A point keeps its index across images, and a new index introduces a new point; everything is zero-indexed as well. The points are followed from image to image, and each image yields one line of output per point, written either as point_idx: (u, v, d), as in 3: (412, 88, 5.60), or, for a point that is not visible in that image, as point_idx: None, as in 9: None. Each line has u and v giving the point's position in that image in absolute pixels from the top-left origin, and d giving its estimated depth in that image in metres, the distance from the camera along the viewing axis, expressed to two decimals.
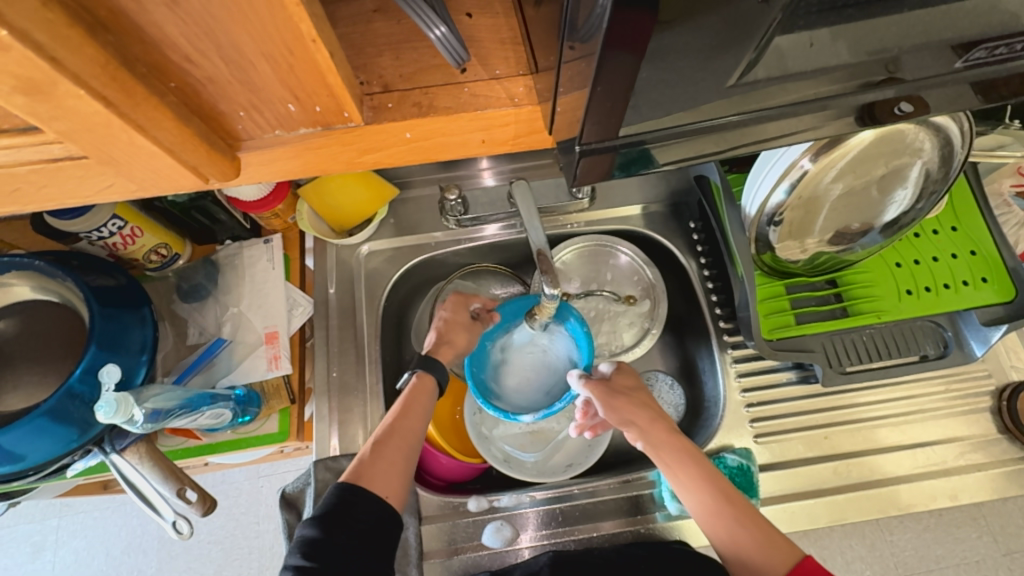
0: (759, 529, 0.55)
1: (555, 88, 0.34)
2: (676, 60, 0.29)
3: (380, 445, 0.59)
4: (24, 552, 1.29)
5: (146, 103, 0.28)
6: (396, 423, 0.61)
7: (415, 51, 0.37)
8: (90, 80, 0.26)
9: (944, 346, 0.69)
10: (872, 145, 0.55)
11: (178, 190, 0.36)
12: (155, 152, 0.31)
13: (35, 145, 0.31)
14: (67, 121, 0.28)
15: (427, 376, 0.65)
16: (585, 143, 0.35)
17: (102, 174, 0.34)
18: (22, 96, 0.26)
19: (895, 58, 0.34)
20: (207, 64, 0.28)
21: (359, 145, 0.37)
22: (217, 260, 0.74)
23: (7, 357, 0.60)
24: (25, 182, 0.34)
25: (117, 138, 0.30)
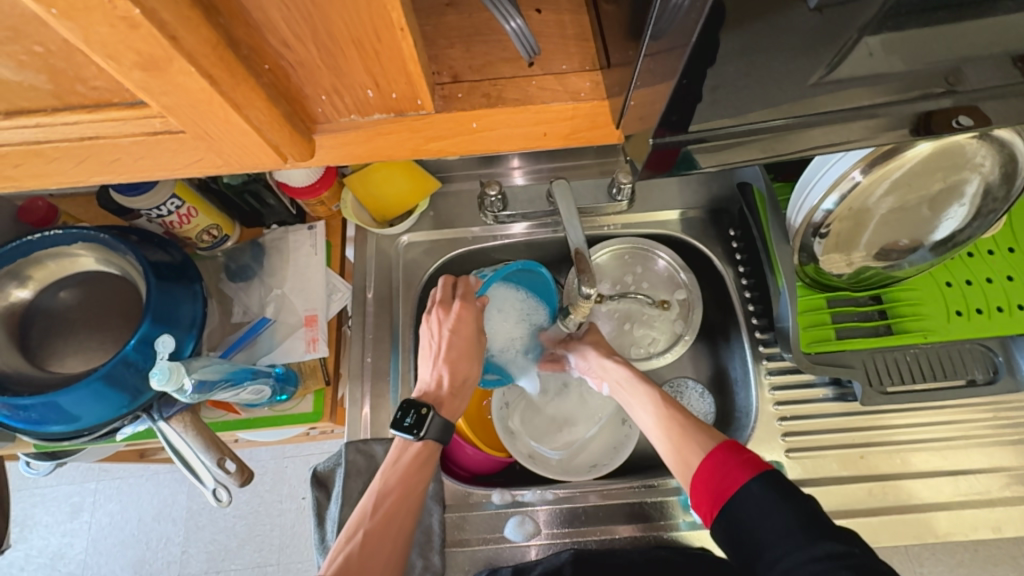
0: (688, 427, 0.60)
1: (629, 85, 0.35)
2: (752, 60, 0.30)
3: (372, 535, 0.55)
4: (63, 512, 1.36)
5: (244, 84, 0.30)
6: (393, 509, 0.57)
7: (485, 43, 0.38)
8: (200, 59, 0.27)
9: (993, 371, 0.66)
10: (931, 159, 0.54)
11: (256, 167, 0.38)
12: (246, 130, 0.33)
13: (138, 119, 0.33)
14: (174, 97, 0.29)
15: (431, 443, 0.62)
16: (660, 138, 0.35)
17: (193, 149, 0.36)
18: (139, 71, 0.27)
19: (970, 69, 0.33)
20: (301, 49, 0.30)
21: (426, 134, 0.38)
22: (264, 243, 0.77)
23: (69, 324, 0.64)
24: (122, 153, 0.36)
25: (214, 115, 0.31)
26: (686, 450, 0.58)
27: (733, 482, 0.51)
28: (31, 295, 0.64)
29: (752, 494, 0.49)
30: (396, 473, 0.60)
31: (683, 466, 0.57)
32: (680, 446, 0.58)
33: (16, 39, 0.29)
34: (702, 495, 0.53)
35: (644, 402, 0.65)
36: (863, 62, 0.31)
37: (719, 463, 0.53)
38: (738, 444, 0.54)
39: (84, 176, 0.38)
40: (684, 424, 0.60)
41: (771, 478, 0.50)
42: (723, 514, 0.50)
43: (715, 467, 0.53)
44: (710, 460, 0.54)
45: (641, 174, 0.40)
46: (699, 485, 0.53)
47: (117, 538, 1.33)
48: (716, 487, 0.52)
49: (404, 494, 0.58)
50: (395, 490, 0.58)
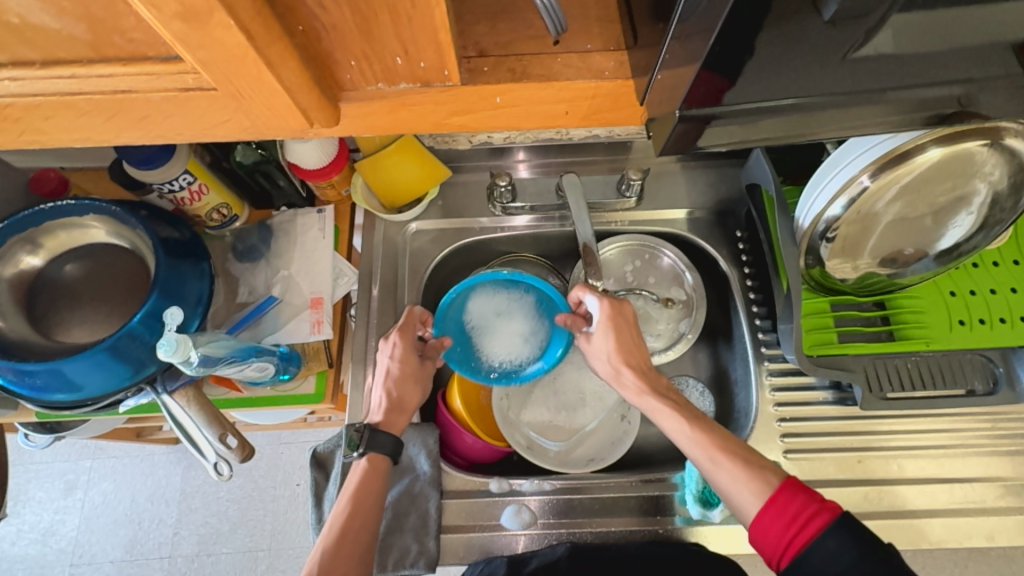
0: (739, 466, 0.54)
1: (654, 65, 0.35)
2: (783, 41, 0.30)
3: (329, 558, 0.55)
4: (56, 489, 1.36)
5: (279, 43, 0.30)
6: (345, 528, 0.57)
7: (511, 21, 0.39)
8: (239, 12, 0.27)
9: (993, 382, 0.67)
10: (942, 164, 0.54)
11: (283, 131, 0.38)
12: (276, 90, 0.33)
13: (171, 73, 0.33)
14: (210, 51, 0.30)
15: (376, 457, 0.61)
16: (684, 110, 0.35)
17: (223, 108, 0.36)
18: (180, 22, 0.28)
19: (988, 64, 0.34)
20: (336, 11, 0.30)
21: (450, 107, 0.38)
22: (272, 224, 0.77)
23: (76, 294, 0.64)
24: (155, 108, 0.36)
25: (247, 72, 0.32)
26: (738, 489, 0.54)
27: (806, 533, 0.48)
28: (41, 263, 0.64)
29: (830, 545, 0.46)
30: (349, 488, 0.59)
31: (738, 506, 0.53)
32: (733, 485, 0.54)
33: None
34: (769, 542, 0.49)
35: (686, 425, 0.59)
36: (891, 45, 0.31)
37: (789, 513, 0.49)
38: (802, 486, 0.51)
39: (112, 133, 0.38)
40: (735, 461, 0.55)
41: (848, 524, 0.47)
42: (798, 566, 0.47)
43: (783, 515, 0.49)
44: (777, 507, 0.50)
45: (665, 148, 0.41)
46: (766, 532, 0.50)
47: (110, 517, 1.33)
48: (785, 536, 0.48)
49: (354, 512, 0.58)
50: (344, 510, 0.58)
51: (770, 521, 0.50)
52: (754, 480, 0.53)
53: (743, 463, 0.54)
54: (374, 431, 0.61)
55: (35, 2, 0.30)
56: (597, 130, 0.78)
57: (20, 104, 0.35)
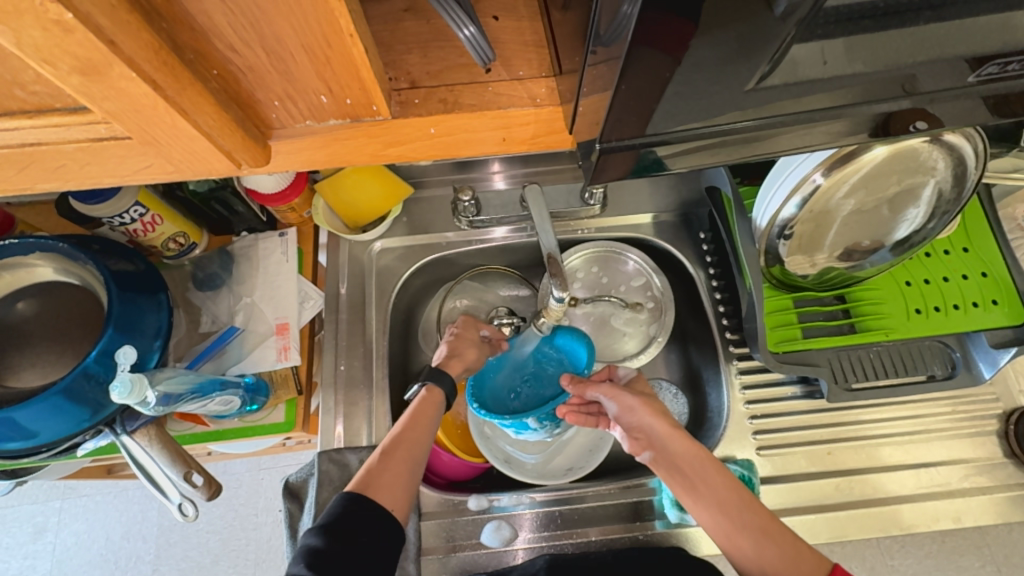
0: (783, 546, 0.52)
1: (578, 90, 0.35)
2: (698, 67, 0.31)
3: (388, 454, 0.59)
4: (25, 533, 1.30)
5: (191, 89, 0.29)
6: (402, 435, 0.61)
7: (442, 50, 0.39)
8: (142, 64, 0.27)
9: (952, 367, 0.68)
10: (887, 161, 0.56)
11: (210, 174, 0.37)
12: (195, 136, 0.32)
13: (82, 124, 0.32)
14: (117, 102, 0.29)
15: (434, 387, 0.66)
16: (603, 142, 0.36)
17: (142, 154, 0.35)
18: (78, 76, 0.27)
19: (910, 75, 0.35)
20: (249, 54, 0.30)
21: (384, 139, 0.38)
22: (232, 250, 0.76)
23: (25, 336, 0.61)
24: (69, 158, 0.35)
25: (161, 121, 0.31)
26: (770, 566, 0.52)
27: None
28: None
29: None
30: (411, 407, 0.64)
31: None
32: (759, 560, 0.53)
33: None
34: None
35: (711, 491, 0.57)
36: (800, 62, 0.32)
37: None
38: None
39: (29, 182, 0.37)
40: (763, 536, 0.53)
41: None
42: None
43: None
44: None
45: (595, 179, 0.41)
46: None
47: (84, 558, 1.28)
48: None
49: (411, 422, 0.62)
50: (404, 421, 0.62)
51: None
52: (794, 557, 0.51)
53: (781, 540, 0.53)
54: (439, 373, 0.67)
55: None
56: None
57: None
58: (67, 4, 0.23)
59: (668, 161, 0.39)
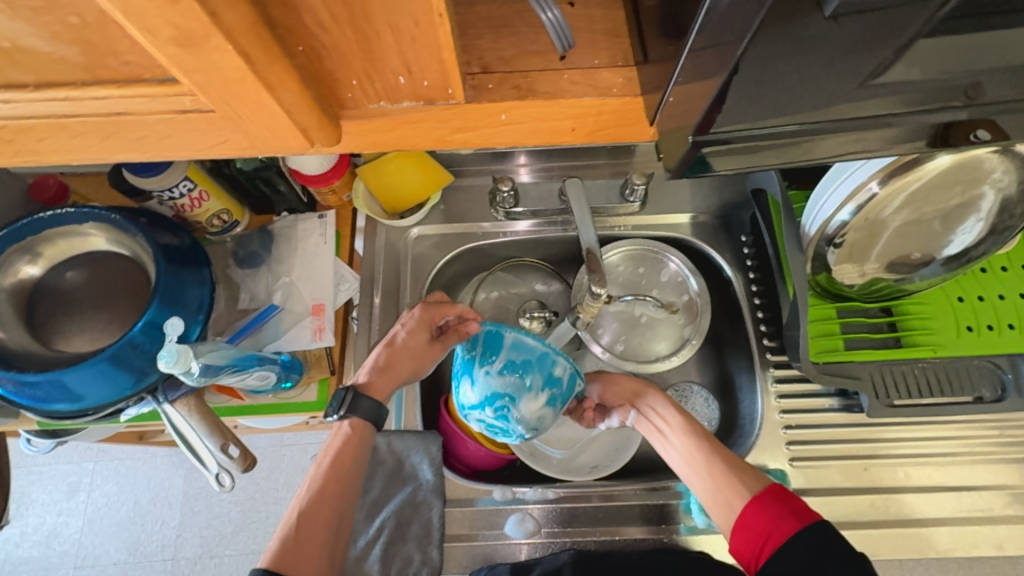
0: (730, 464, 0.54)
1: (669, 82, 0.35)
2: (786, 64, 0.30)
3: (305, 518, 0.52)
4: (59, 491, 1.36)
5: (278, 64, 0.30)
6: (324, 488, 0.54)
7: (514, 35, 0.38)
8: (237, 36, 0.27)
9: (1001, 389, 0.66)
10: (954, 170, 0.54)
11: (281, 151, 0.38)
12: (275, 112, 0.33)
13: (168, 96, 0.33)
14: (208, 74, 0.29)
15: (356, 421, 0.59)
16: (699, 136, 0.35)
17: (220, 129, 0.36)
18: (175, 46, 0.27)
19: (991, 79, 0.33)
20: (337, 31, 0.29)
21: (453, 124, 0.37)
22: (273, 230, 0.77)
23: (76, 303, 0.63)
24: (149, 130, 0.36)
25: (245, 95, 0.31)
26: (728, 492, 0.53)
27: (782, 532, 0.47)
28: (40, 272, 0.63)
29: (795, 551, 0.45)
30: (330, 450, 0.57)
31: (724, 507, 0.52)
32: (718, 488, 0.53)
33: (51, 9, 0.29)
34: (746, 543, 0.49)
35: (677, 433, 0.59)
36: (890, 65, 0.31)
37: (764, 508, 0.49)
38: (788, 493, 0.50)
39: (107, 153, 0.38)
40: (721, 467, 0.54)
41: (821, 532, 0.45)
42: (769, 566, 0.46)
43: (764, 513, 0.49)
44: (757, 506, 0.50)
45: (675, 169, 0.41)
46: (743, 531, 0.49)
47: (113, 519, 1.33)
48: (758, 538, 0.48)
49: (335, 475, 0.55)
50: (325, 473, 0.55)
51: (750, 522, 0.49)
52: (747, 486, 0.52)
53: (735, 471, 0.54)
54: (357, 394, 0.59)
55: (27, 27, 0.29)
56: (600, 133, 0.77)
57: (15, 126, 0.35)
58: None
59: (713, 163, 0.38)
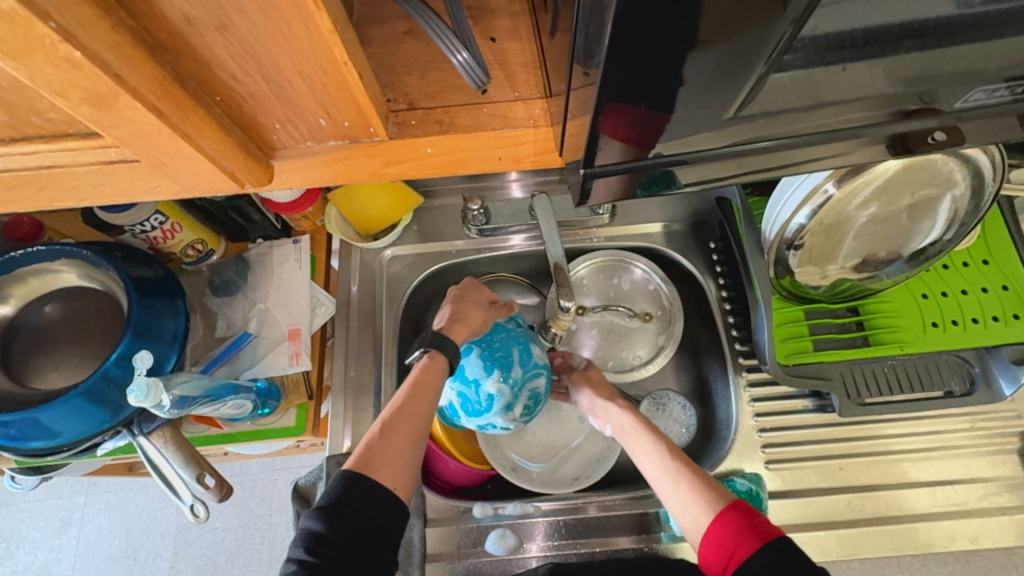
0: (695, 481, 0.54)
1: (563, 113, 0.35)
2: (685, 92, 0.31)
3: (386, 432, 0.54)
4: (50, 527, 1.35)
5: (195, 116, 0.31)
6: (405, 407, 0.56)
7: (440, 71, 0.39)
8: (146, 94, 0.28)
9: (970, 383, 0.67)
10: (901, 174, 0.55)
11: (216, 192, 0.39)
12: (199, 159, 0.34)
13: (95, 148, 0.34)
14: (125, 129, 0.30)
15: (437, 355, 0.59)
16: (589, 167, 0.37)
17: (152, 176, 0.37)
18: (87, 106, 0.28)
19: (901, 93, 0.35)
20: (249, 81, 0.31)
21: (383, 158, 0.39)
22: (248, 257, 0.78)
23: (48, 340, 0.64)
24: (85, 179, 0.37)
25: (166, 145, 0.32)
26: (691, 508, 0.53)
27: (744, 548, 0.47)
28: (13, 311, 0.64)
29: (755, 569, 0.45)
30: (413, 374, 0.58)
31: (692, 526, 0.52)
32: (683, 506, 0.54)
33: None
34: (712, 559, 0.49)
35: (647, 449, 0.60)
36: (785, 90, 0.33)
37: (730, 523, 0.49)
38: (753, 510, 0.50)
39: (49, 202, 0.39)
40: (683, 484, 0.55)
41: (780, 550, 0.45)
42: None
43: (726, 531, 0.49)
44: (720, 522, 0.50)
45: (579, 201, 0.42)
46: (710, 548, 0.49)
47: (105, 553, 1.32)
48: (725, 553, 0.48)
49: (406, 410, 0.56)
50: (403, 394, 0.56)
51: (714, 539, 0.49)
52: (708, 500, 0.52)
53: (698, 487, 0.54)
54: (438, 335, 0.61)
55: None
56: None
57: None
58: (75, 43, 0.24)
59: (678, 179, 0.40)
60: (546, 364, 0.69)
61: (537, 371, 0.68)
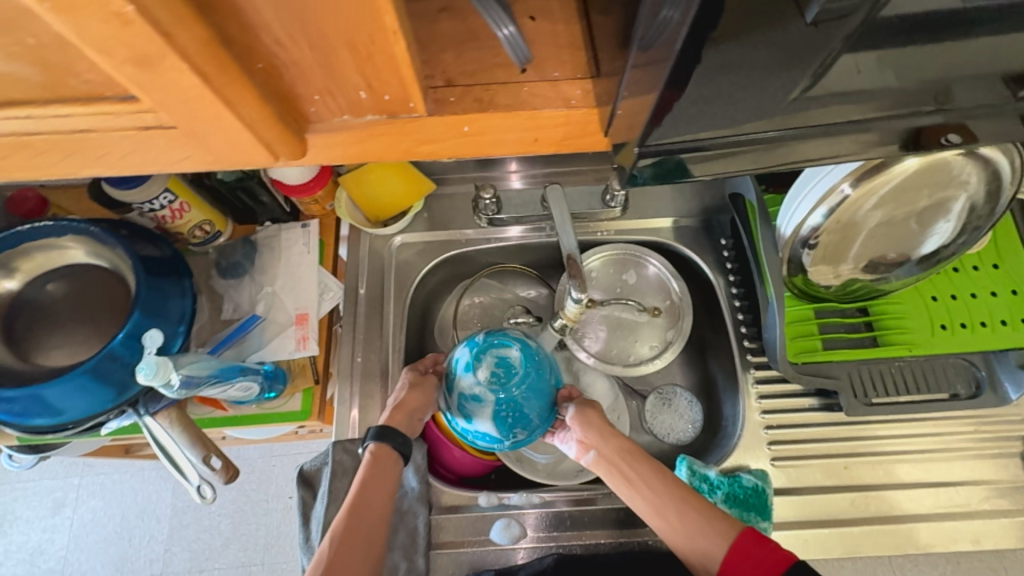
0: (703, 510, 0.55)
1: (617, 93, 0.35)
2: (733, 74, 0.31)
3: (345, 535, 0.54)
4: (44, 507, 1.34)
5: (238, 83, 0.30)
6: (359, 507, 0.56)
7: (477, 50, 0.39)
8: (193, 56, 0.28)
9: (976, 386, 0.67)
10: (920, 175, 0.55)
11: (248, 165, 0.38)
12: (237, 128, 0.33)
13: (129, 113, 0.33)
14: (166, 93, 0.30)
15: (383, 444, 0.61)
16: (647, 145, 0.36)
17: (184, 145, 0.36)
18: (132, 66, 0.28)
19: (940, 88, 0.35)
20: (294, 50, 0.30)
21: (418, 136, 0.38)
22: (255, 240, 0.77)
23: (54, 317, 0.63)
24: (114, 145, 0.36)
25: (205, 112, 0.32)
26: (701, 539, 0.54)
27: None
28: (18, 287, 0.63)
29: None
30: (363, 470, 0.60)
31: (702, 557, 0.54)
32: (691, 539, 0.55)
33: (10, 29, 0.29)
34: None
35: (648, 477, 0.59)
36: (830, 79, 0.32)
37: (747, 551, 0.51)
38: (763, 535, 0.52)
39: (73, 168, 0.38)
40: (692, 515, 0.55)
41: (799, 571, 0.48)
42: None
43: (745, 559, 0.51)
44: (738, 551, 0.52)
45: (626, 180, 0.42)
46: None
47: (99, 534, 1.31)
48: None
49: (366, 491, 0.57)
50: (354, 493, 0.57)
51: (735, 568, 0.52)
52: (715, 532, 0.54)
53: (705, 518, 0.55)
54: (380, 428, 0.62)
55: None
56: None
57: None
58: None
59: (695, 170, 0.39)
60: (518, 338, 0.63)
61: (506, 346, 0.62)
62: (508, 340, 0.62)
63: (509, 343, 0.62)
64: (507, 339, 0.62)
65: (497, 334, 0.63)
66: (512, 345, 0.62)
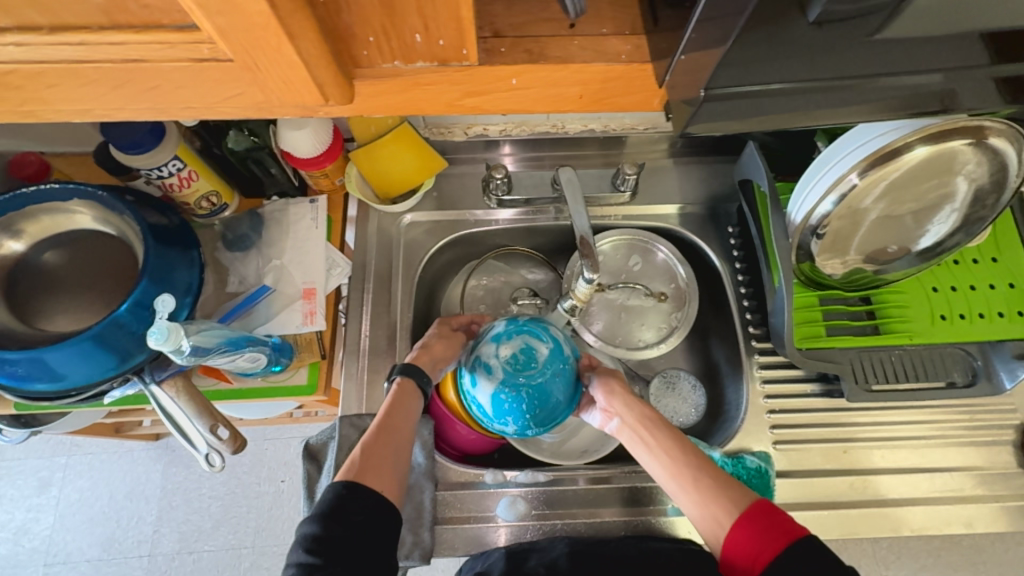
0: (718, 477, 0.55)
1: (677, 47, 0.36)
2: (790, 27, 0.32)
3: (369, 452, 0.54)
4: (30, 485, 1.32)
5: (299, 13, 0.31)
6: (384, 425, 0.56)
7: (524, 4, 0.41)
8: None
9: (972, 375, 0.69)
10: (928, 163, 0.56)
11: (297, 103, 0.39)
12: (294, 62, 0.34)
13: (187, 43, 0.33)
14: (230, 18, 0.30)
15: (407, 379, 0.61)
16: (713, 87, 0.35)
17: (237, 81, 0.36)
18: None
19: (971, 62, 0.36)
20: None
21: (465, 86, 0.39)
22: (263, 213, 0.76)
23: (59, 282, 0.62)
24: (166, 79, 0.36)
25: (265, 43, 0.32)
26: (714, 507, 0.53)
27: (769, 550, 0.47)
28: (24, 249, 0.62)
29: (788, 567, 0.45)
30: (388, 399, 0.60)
31: (713, 523, 0.53)
32: (703, 505, 0.54)
33: None
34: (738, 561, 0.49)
35: (664, 445, 0.58)
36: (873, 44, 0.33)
37: (753, 524, 0.49)
38: (771, 506, 0.51)
39: (118, 102, 0.38)
40: (705, 483, 0.54)
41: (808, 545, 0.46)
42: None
43: (750, 533, 0.49)
44: (744, 524, 0.50)
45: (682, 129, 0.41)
46: (736, 552, 0.49)
47: (85, 515, 1.29)
48: (750, 553, 0.48)
49: (391, 419, 0.57)
50: (381, 415, 0.57)
51: (740, 541, 0.49)
52: (730, 499, 0.53)
53: (721, 484, 0.54)
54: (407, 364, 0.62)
55: None
56: (592, 123, 0.79)
57: (22, 73, 0.35)
58: None
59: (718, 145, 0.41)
60: (553, 337, 0.62)
61: (539, 339, 0.61)
62: (543, 335, 0.62)
63: (542, 339, 0.62)
64: (543, 335, 0.62)
65: (536, 328, 0.62)
66: (546, 340, 0.61)
